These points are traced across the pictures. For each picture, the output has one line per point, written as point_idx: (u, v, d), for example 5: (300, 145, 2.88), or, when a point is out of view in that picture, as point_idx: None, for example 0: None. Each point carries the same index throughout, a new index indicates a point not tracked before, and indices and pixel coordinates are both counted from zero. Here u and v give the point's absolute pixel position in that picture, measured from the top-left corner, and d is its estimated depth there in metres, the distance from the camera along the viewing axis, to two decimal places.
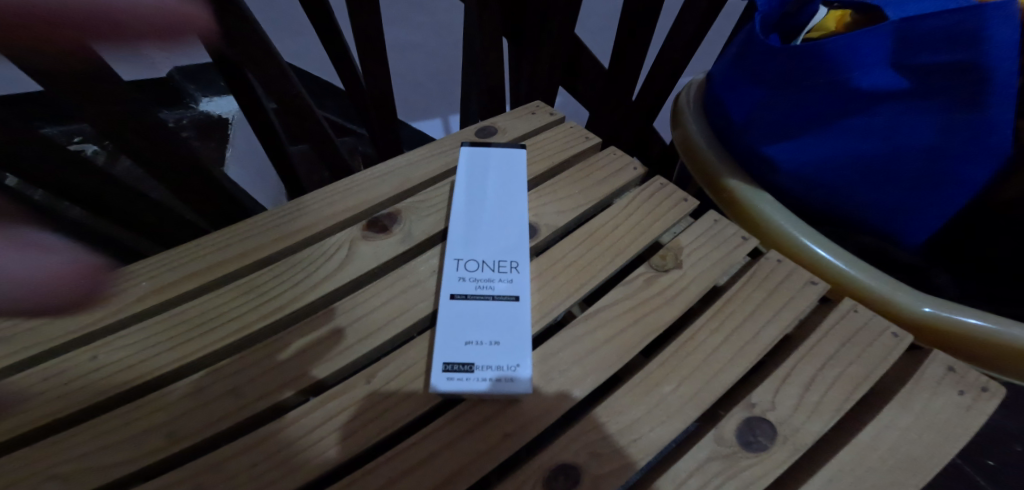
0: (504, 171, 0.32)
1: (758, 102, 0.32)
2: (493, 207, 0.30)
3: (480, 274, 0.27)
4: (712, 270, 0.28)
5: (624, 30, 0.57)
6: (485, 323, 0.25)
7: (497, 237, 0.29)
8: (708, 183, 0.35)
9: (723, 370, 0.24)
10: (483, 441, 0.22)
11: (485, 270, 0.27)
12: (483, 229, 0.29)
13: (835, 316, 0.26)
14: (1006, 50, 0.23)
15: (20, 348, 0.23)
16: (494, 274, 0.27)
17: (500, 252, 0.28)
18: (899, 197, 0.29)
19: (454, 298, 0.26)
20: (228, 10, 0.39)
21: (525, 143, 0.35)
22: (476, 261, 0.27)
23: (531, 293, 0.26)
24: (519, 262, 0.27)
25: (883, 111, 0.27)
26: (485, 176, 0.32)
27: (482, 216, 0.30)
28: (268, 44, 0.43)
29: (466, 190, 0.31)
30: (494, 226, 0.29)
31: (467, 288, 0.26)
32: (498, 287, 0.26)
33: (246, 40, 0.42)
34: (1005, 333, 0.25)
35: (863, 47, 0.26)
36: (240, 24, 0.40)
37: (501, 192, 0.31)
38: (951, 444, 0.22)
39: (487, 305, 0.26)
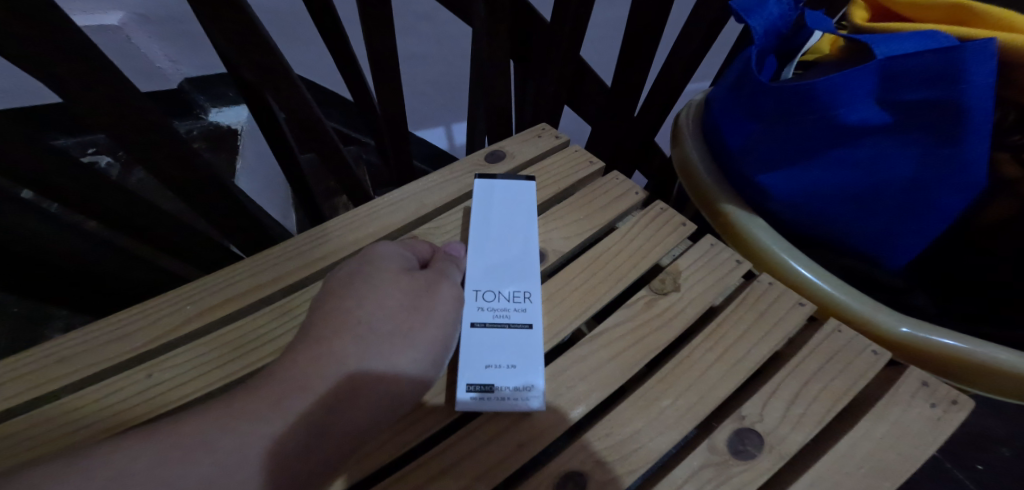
0: (514, 201, 0.35)
1: (751, 133, 0.33)
2: (505, 238, 0.32)
3: (497, 304, 0.29)
4: (707, 291, 0.31)
5: (625, 51, 0.60)
6: (501, 349, 0.27)
7: (510, 267, 0.31)
8: (705, 206, 0.38)
9: (717, 386, 0.27)
10: (499, 450, 0.24)
11: (500, 299, 0.29)
12: (496, 261, 0.31)
13: (819, 336, 0.28)
14: (982, 91, 0.24)
15: (82, 367, 0.25)
16: (509, 303, 0.29)
17: (513, 283, 0.30)
18: (882, 224, 0.31)
19: (474, 326, 0.28)
20: (256, 41, 0.42)
21: (533, 173, 0.37)
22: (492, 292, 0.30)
23: (542, 319, 0.29)
24: (531, 291, 0.30)
25: (867, 145, 0.29)
26: (497, 206, 0.34)
27: (495, 246, 0.32)
28: (288, 69, 0.47)
29: (480, 221, 0.33)
30: (506, 255, 0.31)
31: (484, 317, 0.29)
32: (512, 315, 0.29)
33: (270, 67, 0.45)
34: (974, 351, 0.27)
35: (851, 87, 0.27)
36: (266, 54, 0.44)
37: (514, 221, 0.33)
38: (922, 453, 0.24)
39: (503, 332, 0.28)
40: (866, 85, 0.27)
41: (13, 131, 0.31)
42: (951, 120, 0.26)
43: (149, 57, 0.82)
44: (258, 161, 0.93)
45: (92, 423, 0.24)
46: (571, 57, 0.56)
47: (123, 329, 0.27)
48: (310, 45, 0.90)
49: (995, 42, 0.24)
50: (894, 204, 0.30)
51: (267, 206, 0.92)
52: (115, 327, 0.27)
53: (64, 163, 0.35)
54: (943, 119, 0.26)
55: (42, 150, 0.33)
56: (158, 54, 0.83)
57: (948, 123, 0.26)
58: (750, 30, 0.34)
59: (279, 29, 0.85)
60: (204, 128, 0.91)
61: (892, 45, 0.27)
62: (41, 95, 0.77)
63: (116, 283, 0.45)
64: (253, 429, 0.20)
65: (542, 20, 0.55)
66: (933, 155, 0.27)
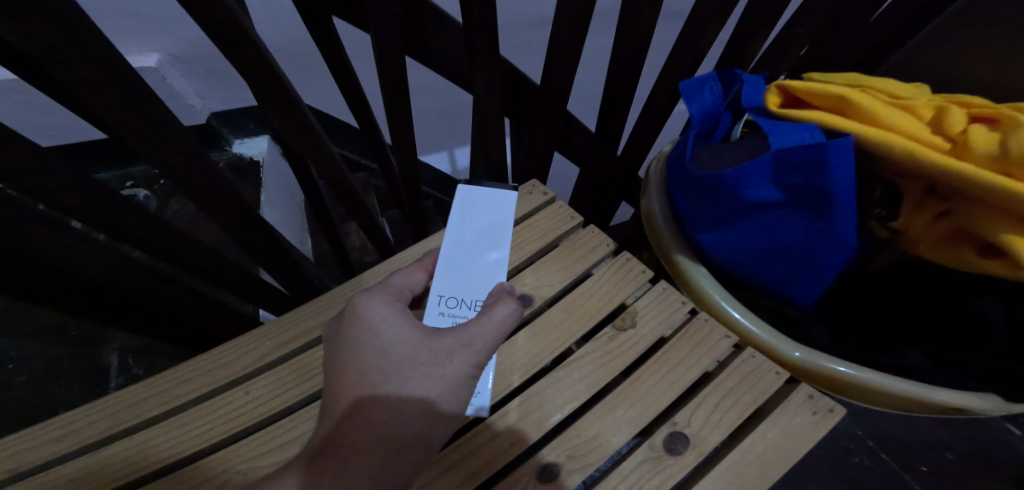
0: (501, 209, 0.48)
1: (690, 203, 0.42)
2: (469, 262, 0.43)
3: (455, 311, 0.40)
4: (657, 326, 0.40)
5: (605, 104, 0.70)
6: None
7: (472, 276, 0.43)
8: (663, 254, 0.47)
9: (659, 399, 0.36)
10: (497, 447, 0.34)
11: (459, 310, 0.40)
12: (460, 277, 0.42)
13: (738, 360, 0.38)
14: (840, 181, 0.33)
15: (198, 387, 0.35)
16: (469, 311, 0.40)
17: (472, 293, 0.42)
18: (789, 273, 0.40)
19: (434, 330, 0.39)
20: (302, 129, 0.53)
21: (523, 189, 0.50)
22: (452, 304, 0.41)
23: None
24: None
25: (770, 215, 0.37)
26: (469, 238, 0.45)
27: (465, 255, 0.44)
28: (329, 148, 0.58)
29: (460, 227, 0.46)
30: (469, 277, 0.42)
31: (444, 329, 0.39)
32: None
33: (312, 142, 0.56)
34: (855, 375, 0.36)
35: (752, 176, 0.35)
36: (310, 137, 0.55)
37: (483, 248, 0.45)
38: (799, 447, 0.34)
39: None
40: (763, 173, 0.35)
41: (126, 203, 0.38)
42: (824, 200, 0.34)
43: (183, 94, 0.91)
44: (278, 190, 1.04)
45: (212, 428, 0.34)
46: (558, 116, 0.66)
47: (222, 359, 0.37)
48: (322, 80, 0.99)
49: (851, 142, 0.32)
50: (796, 259, 0.39)
51: (288, 234, 1.03)
52: (217, 357, 0.37)
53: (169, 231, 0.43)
54: (819, 200, 0.35)
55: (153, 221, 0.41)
56: (189, 91, 0.91)
57: (822, 202, 0.35)
58: (689, 118, 0.43)
59: (295, 68, 0.93)
60: (229, 158, 1.03)
61: (784, 137, 0.34)
62: (93, 134, 0.88)
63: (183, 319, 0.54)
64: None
65: (532, 82, 0.65)
66: (816, 226, 0.36)
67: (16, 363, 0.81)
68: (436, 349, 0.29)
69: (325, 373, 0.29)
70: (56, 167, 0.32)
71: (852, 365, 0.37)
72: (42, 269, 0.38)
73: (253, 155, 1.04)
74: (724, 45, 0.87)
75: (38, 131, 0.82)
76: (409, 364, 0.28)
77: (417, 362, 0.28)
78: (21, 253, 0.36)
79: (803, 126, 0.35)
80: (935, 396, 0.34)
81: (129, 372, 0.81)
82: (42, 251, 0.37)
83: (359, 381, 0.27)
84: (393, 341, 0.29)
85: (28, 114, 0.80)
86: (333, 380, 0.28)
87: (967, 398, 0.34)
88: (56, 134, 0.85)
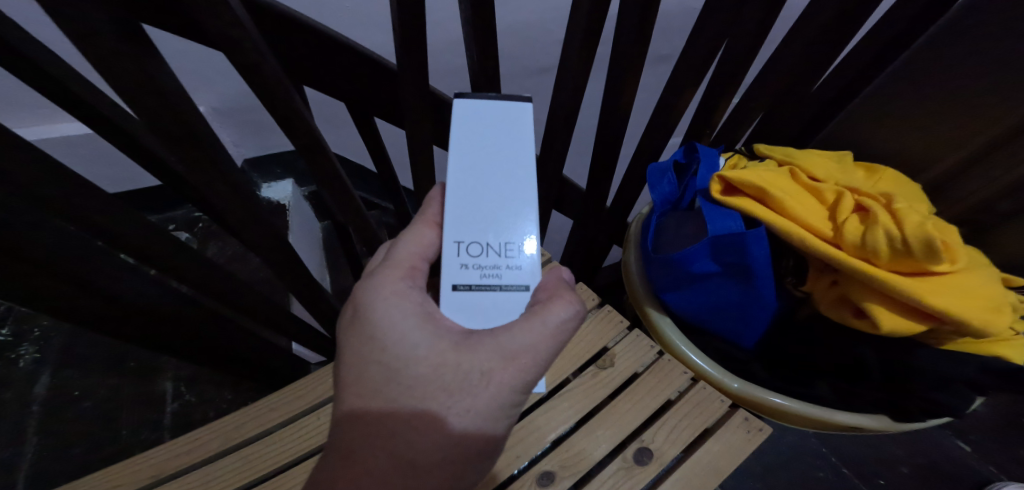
0: (509, 121, 0.40)
1: (654, 268, 0.53)
2: (482, 200, 0.38)
3: (477, 260, 0.37)
4: (631, 364, 0.51)
5: (594, 167, 0.82)
6: (500, 312, 0.36)
7: (490, 216, 0.38)
8: (638, 305, 0.58)
9: (630, 421, 0.47)
10: (508, 459, 0.45)
11: (484, 260, 0.37)
12: (474, 222, 0.37)
13: (693, 391, 0.49)
14: (758, 257, 0.44)
15: (283, 414, 0.48)
16: (496, 259, 0.37)
17: (493, 237, 0.37)
18: (732, 323, 0.51)
19: (457, 287, 0.36)
20: (348, 207, 0.66)
21: (531, 93, 0.42)
22: (474, 254, 0.37)
23: (535, 281, 0.37)
24: (516, 243, 0.37)
25: (712, 281, 0.49)
26: (473, 171, 0.38)
27: (478, 191, 0.38)
28: (368, 223, 0.70)
29: (466, 153, 0.39)
30: (485, 220, 0.38)
31: (471, 281, 0.36)
32: (503, 267, 0.37)
33: (360, 221, 0.68)
34: (786, 404, 0.48)
35: (695, 255, 0.47)
36: (352, 213, 0.67)
37: (491, 178, 0.38)
38: (735, 457, 0.45)
39: (497, 297, 0.36)
40: (703, 252, 0.47)
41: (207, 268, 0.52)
42: (748, 272, 0.46)
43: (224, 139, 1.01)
44: (301, 233, 1.16)
45: (296, 444, 0.45)
46: (553, 178, 0.78)
47: (298, 392, 0.49)
48: (344, 127, 1.07)
49: (762, 231, 0.44)
50: (735, 312, 0.50)
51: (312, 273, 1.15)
52: (294, 390, 0.49)
53: (231, 281, 0.56)
54: (744, 272, 0.46)
55: (220, 277, 0.54)
56: (229, 139, 1.02)
57: (747, 274, 0.46)
58: (649, 203, 0.54)
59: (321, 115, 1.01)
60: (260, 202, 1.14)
61: (713, 226, 0.46)
62: (145, 180, 0.97)
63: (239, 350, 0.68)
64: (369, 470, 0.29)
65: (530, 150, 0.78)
66: (745, 290, 0.47)
67: (85, 390, 0.95)
68: (484, 358, 0.31)
69: (378, 376, 0.31)
70: (166, 244, 0.46)
71: (785, 396, 0.49)
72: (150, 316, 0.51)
73: (279, 199, 1.16)
74: (699, 104, 0.99)
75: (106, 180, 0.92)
76: (458, 371, 0.31)
77: (464, 370, 0.31)
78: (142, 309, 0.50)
79: (728, 215, 0.46)
80: (842, 420, 0.46)
81: (183, 397, 0.96)
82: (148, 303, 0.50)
83: (425, 387, 0.30)
84: (435, 346, 0.31)
85: (100, 167, 0.89)
86: (372, 382, 0.31)
87: (861, 418, 0.45)
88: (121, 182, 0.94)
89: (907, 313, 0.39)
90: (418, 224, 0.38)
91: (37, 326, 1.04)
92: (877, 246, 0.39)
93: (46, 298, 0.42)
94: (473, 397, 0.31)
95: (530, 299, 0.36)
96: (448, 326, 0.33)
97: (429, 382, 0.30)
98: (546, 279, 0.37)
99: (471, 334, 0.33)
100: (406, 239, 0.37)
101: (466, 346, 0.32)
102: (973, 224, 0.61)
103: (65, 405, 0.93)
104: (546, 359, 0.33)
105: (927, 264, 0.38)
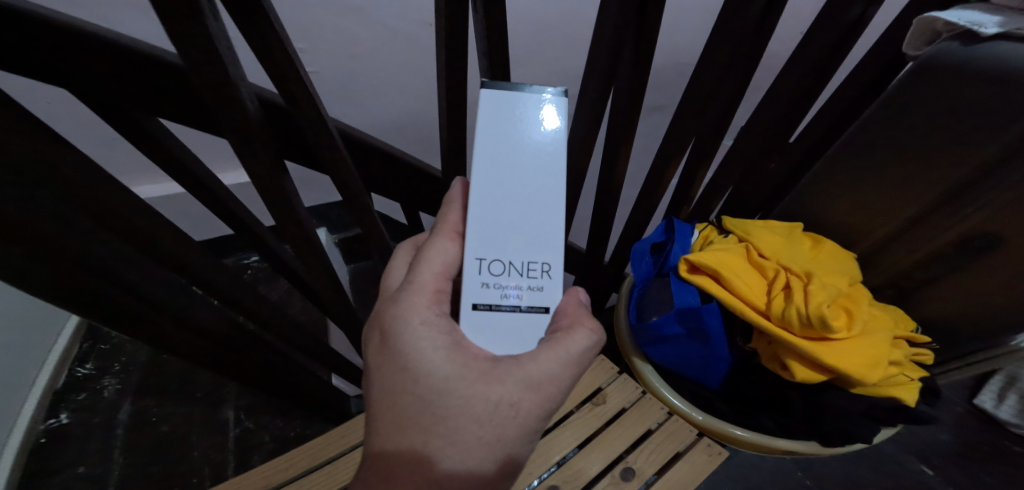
0: (539, 124, 0.44)
1: (636, 328, 0.68)
2: (501, 218, 0.42)
3: (496, 281, 0.41)
4: (620, 401, 0.66)
5: (592, 230, 0.98)
6: (518, 329, 0.40)
7: (511, 236, 0.41)
8: (627, 355, 0.73)
9: (617, 446, 0.62)
10: (524, 476, 0.59)
11: (505, 280, 0.41)
12: (495, 239, 0.41)
13: (667, 422, 0.64)
14: (711, 324, 0.59)
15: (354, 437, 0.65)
16: (516, 279, 0.41)
17: (514, 257, 0.41)
18: (699, 371, 0.66)
19: (477, 306, 0.40)
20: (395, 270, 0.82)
21: (565, 88, 0.45)
22: (495, 273, 0.41)
23: (556, 302, 0.41)
24: (537, 264, 0.41)
25: (680, 340, 0.64)
26: (495, 188, 0.42)
27: (502, 202, 0.42)
28: None
29: (488, 168, 0.42)
30: (506, 238, 0.41)
31: (492, 300, 0.40)
32: (523, 285, 0.41)
33: None
34: (741, 434, 0.62)
35: (665, 321, 0.62)
36: None
37: (512, 195, 0.42)
38: (699, 474, 0.59)
39: (516, 315, 0.41)
40: (670, 319, 0.62)
41: (261, 305, 0.69)
42: (705, 335, 0.61)
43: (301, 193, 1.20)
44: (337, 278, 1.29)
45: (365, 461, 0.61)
46: None
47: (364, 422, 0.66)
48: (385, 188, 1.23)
49: (714, 306, 0.58)
50: (700, 363, 0.65)
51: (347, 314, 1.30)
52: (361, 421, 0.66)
53: (280, 315, 0.74)
54: (702, 335, 0.61)
55: (272, 310, 0.72)
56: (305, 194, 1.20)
57: (704, 336, 0.61)
58: (631, 276, 0.69)
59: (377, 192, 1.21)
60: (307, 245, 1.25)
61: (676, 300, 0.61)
62: (220, 227, 1.16)
63: (288, 375, 0.86)
64: (416, 475, 0.37)
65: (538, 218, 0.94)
66: (705, 348, 0.62)
67: (161, 416, 1.13)
68: (511, 385, 0.37)
69: (420, 399, 0.37)
70: (236, 284, 0.64)
71: (745, 429, 0.62)
72: (215, 342, 0.69)
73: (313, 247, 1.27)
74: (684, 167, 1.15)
75: (194, 230, 1.12)
76: (488, 397, 0.37)
77: (493, 397, 0.37)
78: (211, 335, 0.67)
79: (687, 291, 0.61)
80: (785, 446, 0.60)
81: (243, 423, 1.13)
82: (217, 331, 0.68)
83: (460, 411, 0.37)
84: (467, 374, 0.37)
85: (190, 221, 1.08)
86: (415, 404, 0.37)
87: (797, 444, 0.60)
88: (204, 231, 1.13)
89: (814, 368, 0.54)
90: (441, 238, 0.42)
91: (118, 361, 1.21)
92: (790, 319, 0.54)
93: (157, 325, 0.60)
94: (500, 419, 0.37)
95: (550, 321, 0.41)
96: (476, 353, 0.38)
97: (463, 405, 0.37)
98: (567, 301, 0.41)
99: (499, 362, 0.38)
100: (432, 259, 0.42)
101: (494, 374, 0.37)
102: (897, 288, 0.75)
103: (145, 431, 1.10)
104: (566, 383, 0.39)
105: (826, 334, 0.52)
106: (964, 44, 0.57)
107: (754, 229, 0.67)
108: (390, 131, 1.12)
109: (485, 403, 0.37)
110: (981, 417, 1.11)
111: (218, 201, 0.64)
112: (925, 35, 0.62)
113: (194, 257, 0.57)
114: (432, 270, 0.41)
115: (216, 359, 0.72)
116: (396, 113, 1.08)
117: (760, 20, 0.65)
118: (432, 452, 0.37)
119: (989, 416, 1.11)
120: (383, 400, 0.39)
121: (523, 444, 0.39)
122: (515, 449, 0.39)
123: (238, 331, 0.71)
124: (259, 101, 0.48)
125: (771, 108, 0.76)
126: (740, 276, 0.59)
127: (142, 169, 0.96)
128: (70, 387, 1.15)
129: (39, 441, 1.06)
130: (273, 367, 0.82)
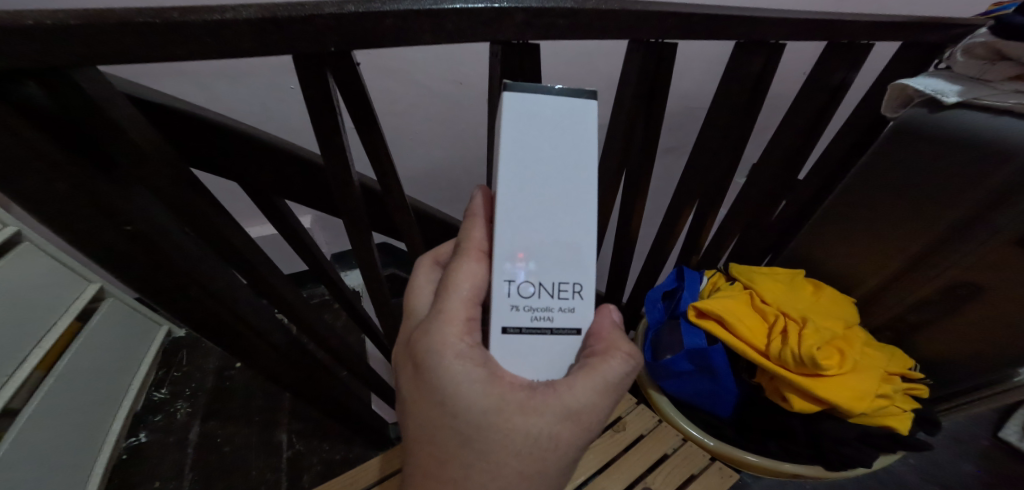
0: (565, 126, 0.46)
1: (652, 364, 0.78)
2: (525, 232, 0.44)
3: (526, 303, 0.44)
4: (638, 428, 0.74)
5: (613, 272, 1.08)
6: (551, 351, 0.45)
7: (540, 257, 0.44)
8: (645, 388, 0.82)
9: (637, 468, 0.70)
10: None
11: (536, 302, 0.44)
12: (525, 259, 0.44)
13: (682, 447, 0.72)
14: (718, 363, 0.68)
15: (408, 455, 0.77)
16: (547, 301, 0.44)
17: (546, 279, 0.45)
18: (711, 402, 0.74)
19: (506, 330, 0.44)
20: None
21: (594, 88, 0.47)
22: (525, 295, 0.44)
23: (586, 326, 0.46)
24: (566, 285, 0.45)
25: (690, 376, 0.73)
26: (522, 205, 0.44)
27: (530, 217, 0.44)
28: None
29: (515, 185, 0.44)
30: (536, 258, 0.44)
31: (523, 322, 0.44)
32: (554, 307, 0.45)
33: None
34: (752, 460, 0.70)
35: (677, 359, 0.72)
36: None
37: (538, 214, 0.44)
38: None
39: (547, 337, 0.45)
40: (682, 358, 0.71)
41: (327, 340, 0.83)
42: (712, 371, 0.70)
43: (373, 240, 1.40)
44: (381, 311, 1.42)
45: None
46: None
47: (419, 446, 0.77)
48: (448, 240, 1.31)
49: (720, 347, 0.67)
50: (711, 396, 0.73)
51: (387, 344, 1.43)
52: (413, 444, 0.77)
53: (342, 348, 0.87)
54: (710, 371, 0.70)
55: (335, 345, 0.85)
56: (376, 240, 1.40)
57: (711, 372, 0.70)
58: (646, 319, 0.79)
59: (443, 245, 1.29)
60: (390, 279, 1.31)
61: (686, 342, 0.70)
62: (298, 265, 1.31)
63: (342, 401, 0.97)
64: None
65: None
66: (713, 383, 0.71)
67: (226, 437, 1.26)
68: (548, 412, 0.43)
69: (467, 428, 0.43)
70: (311, 324, 0.76)
71: (757, 455, 0.70)
72: (292, 376, 0.81)
73: (355, 285, 1.46)
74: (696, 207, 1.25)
75: (283, 265, 1.27)
76: (527, 423, 0.42)
77: (530, 423, 0.43)
78: (290, 371, 0.79)
79: (695, 333, 0.70)
80: (791, 469, 0.68)
81: (295, 446, 1.24)
82: (300, 367, 0.80)
83: (504, 438, 0.43)
84: (507, 406, 0.42)
85: (280, 257, 1.25)
86: (463, 433, 0.43)
87: (801, 467, 0.67)
88: (289, 266, 1.29)
89: (811, 401, 0.62)
90: (469, 261, 0.46)
91: (188, 387, 1.37)
92: (784, 358, 0.63)
93: (258, 361, 0.73)
94: (541, 443, 0.44)
95: (584, 344, 0.46)
96: (512, 382, 0.43)
97: (508, 432, 0.43)
98: (600, 322, 0.47)
99: (536, 390, 0.43)
100: (460, 287, 0.45)
101: (531, 402, 0.43)
102: (895, 329, 0.82)
103: (212, 451, 1.23)
104: (600, 407, 0.45)
105: (818, 371, 0.61)
106: (930, 110, 0.67)
107: (755, 275, 0.76)
108: (428, 178, 1.26)
109: (527, 430, 0.43)
110: (1007, 451, 1.13)
111: (307, 250, 0.78)
112: (899, 98, 0.72)
113: (295, 305, 0.71)
114: (462, 298, 0.45)
115: (289, 388, 0.84)
116: (426, 165, 1.23)
117: (756, 92, 0.76)
118: (476, 474, 0.43)
119: (1015, 450, 1.12)
120: (431, 428, 0.44)
121: (562, 465, 0.45)
122: (555, 469, 0.45)
123: (311, 364, 0.83)
124: (363, 187, 0.62)
125: (771, 164, 0.85)
126: (741, 319, 0.68)
127: (249, 213, 1.12)
128: (147, 409, 1.30)
129: (121, 457, 1.20)
130: (333, 395, 0.93)
